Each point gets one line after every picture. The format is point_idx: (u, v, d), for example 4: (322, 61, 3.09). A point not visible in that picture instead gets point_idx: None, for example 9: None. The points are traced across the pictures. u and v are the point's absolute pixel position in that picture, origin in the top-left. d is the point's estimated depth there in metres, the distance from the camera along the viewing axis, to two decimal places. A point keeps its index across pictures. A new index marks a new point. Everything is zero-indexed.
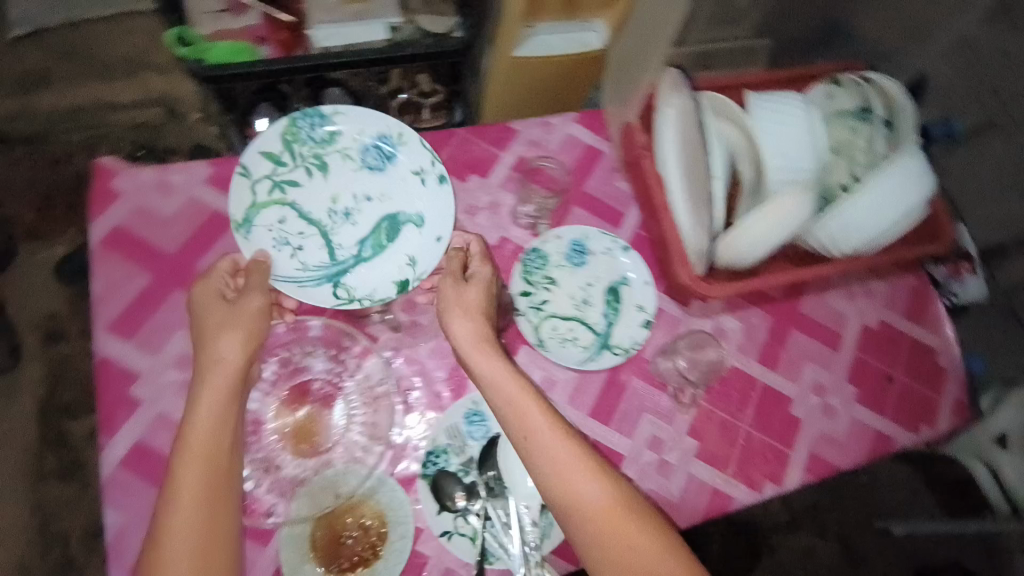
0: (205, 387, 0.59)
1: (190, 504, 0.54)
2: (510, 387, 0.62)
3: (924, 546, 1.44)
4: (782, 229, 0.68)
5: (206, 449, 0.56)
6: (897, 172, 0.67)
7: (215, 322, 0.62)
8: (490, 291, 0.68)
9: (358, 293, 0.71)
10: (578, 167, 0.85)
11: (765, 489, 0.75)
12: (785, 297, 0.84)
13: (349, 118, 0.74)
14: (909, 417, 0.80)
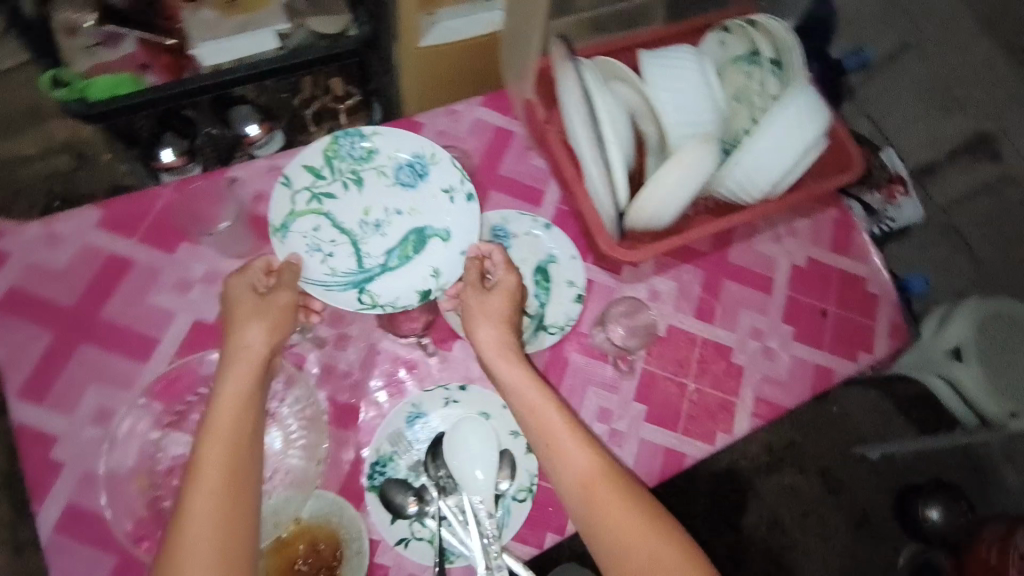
0: (234, 372, 0.60)
1: (208, 495, 0.55)
2: (532, 391, 0.65)
3: (903, 465, 1.51)
4: (688, 185, 0.68)
5: (231, 440, 0.57)
6: (790, 111, 0.67)
7: (243, 312, 0.63)
8: (515, 296, 0.69)
9: (381, 300, 0.72)
10: (490, 151, 0.82)
11: (717, 440, 0.76)
12: (713, 249, 0.85)
13: (387, 138, 0.76)
14: (847, 346, 0.82)
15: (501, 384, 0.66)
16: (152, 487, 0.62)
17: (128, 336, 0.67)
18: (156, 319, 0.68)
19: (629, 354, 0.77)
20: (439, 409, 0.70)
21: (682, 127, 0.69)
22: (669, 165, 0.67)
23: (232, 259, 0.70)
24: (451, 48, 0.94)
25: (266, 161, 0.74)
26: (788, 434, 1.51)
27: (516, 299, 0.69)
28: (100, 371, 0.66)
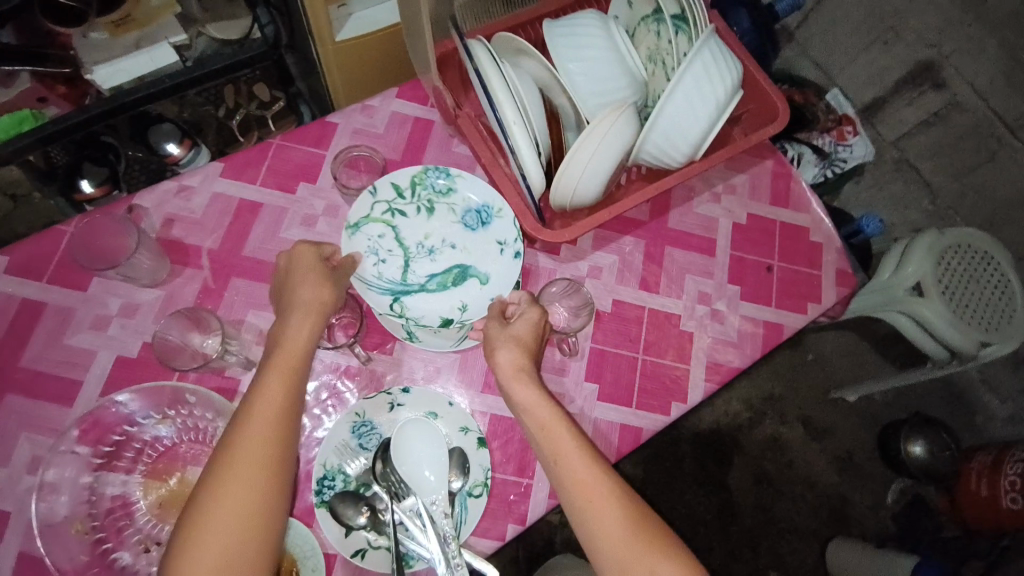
0: (299, 318, 0.62)
1: (261, 432, 0.55)
2: (543, 411, 0.62)
3: (883, 403, 1.52)
4: (608, 155, 0.66)
5: (291, 382, 0.59)
6: (697, 64, 0.65)
7: (304, 267, 0.64)
8: (539, 329, 0.67)
9: (410, 313, 0.72)
10: (410, 143, 0.79)
11: (674, 410, 0.75)
12: (653, 216, 0.83)
13: (472, 181, 0.75)
14: (794, 300, 0.82)
15: (515, 405, 0.64)
16: (89, 531, 0.59)
17: (51, 380, 0.64)
18: (78, 359, 0.65)
19: (573, 337, 0.75)
20: (385, 414, 0.68)
21: (593, 96, 0.68)
22: (583, 138, 0.64)
23: (152, 287, 0.69)
24: (372, 38, 0.86)
25: (174, 184, 0.73)
26: (766, 387, 1.52)
27: (540, 330, 0.67)
28: (26, 419, 0.63)
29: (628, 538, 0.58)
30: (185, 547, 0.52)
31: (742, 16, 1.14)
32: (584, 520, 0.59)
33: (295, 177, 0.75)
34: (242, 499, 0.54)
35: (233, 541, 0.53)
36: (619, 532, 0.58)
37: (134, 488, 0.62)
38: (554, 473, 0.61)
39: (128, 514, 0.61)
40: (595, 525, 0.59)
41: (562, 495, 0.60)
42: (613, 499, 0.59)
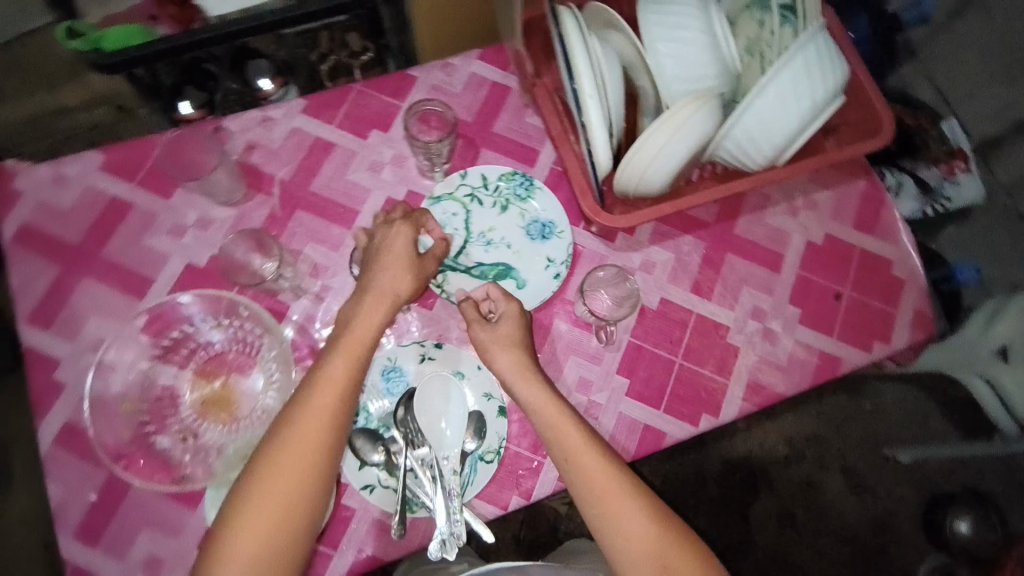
0: (377, 303, 0.62)
1: (320, 412, 0.57)
2: (552, 411, 0.62)
3: (935, 470, 1.41)
4: (683, 144, 0.64)
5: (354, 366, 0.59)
6: (797, 62, 0.62)
7: (397, 253, 0.64)
8: (522, 319, 0.66)
9: (448, 287, 0.72)
10: (484, 107, 0.79)
11: (703, 422, 0.72)
12: (720, 219, 0.79)
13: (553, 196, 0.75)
14: (861, 336, 0.76)
15: (523, 403, 0.63)
16: (138, 411, 0.65)
17: (126, 273, 0.70)
18: (150, 259, 0.70)
19: (612, 327, 0.73)
20: (415, 364, 0.69)
21: (678, 81, 0.65)
22: (661, 123, 0.62)
23: (224, 205, 0.73)
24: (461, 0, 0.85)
25: (259, 114, 0.76)
26: (810, 427, 1.44)
27: (523, 321, 0.66)
28: (99, 303, 0.69)
29: (645, 533, 0.58)
30: (241, 516, 0.54)
31: (861, 23, 1.06)
32: (599, 515, 0.59)
33: (368, 123, 0.77)
34: (291, 472, 0.55)
35: (281, 520, 0.54)
36: (635, 527, 0.59)
37: (180, 383, 0.67)
38: (568, 472, 0.61)
39: (173, 406, 0.66)
40: (610, 524, 0.59)
41: (574, 491, 0.61)
42: (626, 495, 0.59)
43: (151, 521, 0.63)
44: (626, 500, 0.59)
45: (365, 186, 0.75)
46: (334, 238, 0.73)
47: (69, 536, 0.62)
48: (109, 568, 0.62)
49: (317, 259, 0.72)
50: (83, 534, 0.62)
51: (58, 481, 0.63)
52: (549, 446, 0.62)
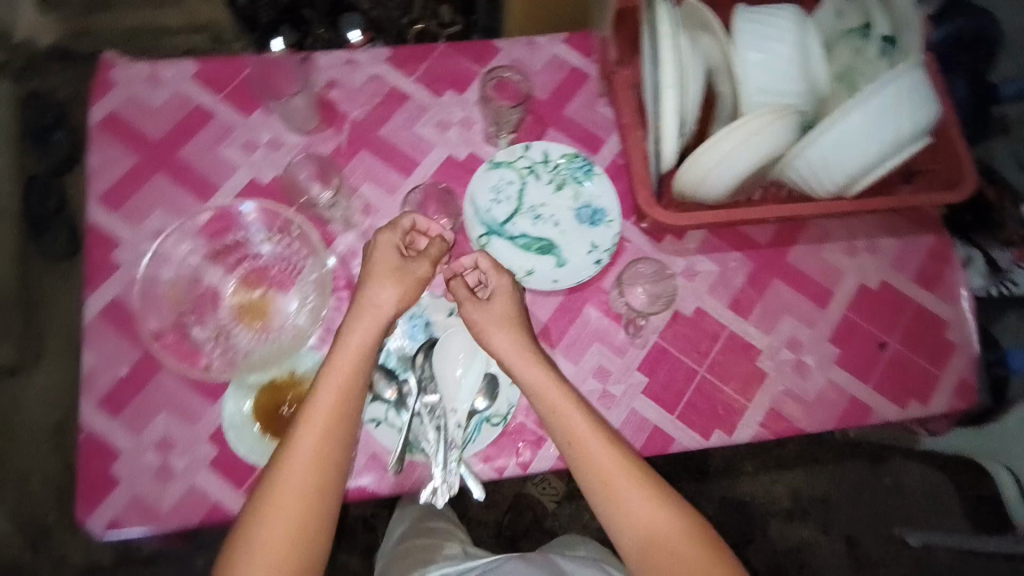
0: (361, 318, 0.61)
1: (314, 439, 0.56)
2: (550, 392, 0.62)
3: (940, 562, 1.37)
4: (754, 152, 0.62)
5: (346, 393, 0.58)
6: (888, 92, 0.60)
7: (380, 264, 0.63)
8: (513, 293, 0.66)
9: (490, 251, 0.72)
10: (559, 89, 0.79)
11: (714, 438, 0.70)
12: (773, 243, 0.77)
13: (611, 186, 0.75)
14: (898, 391, 0.73)
15: (523, 385, 0.62)
16: (183, 300, 0.69)
17: (195, 176, 0.73)
18: (219, 168, 0.74)
19: (643, 319, 0.73)
20: (442, 317, 0.71)
21: (761, 91, 0.64)
22: (736, 127, 0.61)
23: (296, 133, 0.76)
24: None
25: (345, 55, 0.78)
26: (822, 488, 1.40)
27: (516, 296, 0.66)
28: (165, 198, 0.72)
29: (640, 509, 0.59)
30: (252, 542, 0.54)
31: (960, 83, 1.03)
32: (596, 490, 0.60)
33: (445, 83, 0.79)
34: (289, 503, 0.54)
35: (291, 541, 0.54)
36: (629, 500, 0.59)
37: (223, 286, 0.70)
38: (565, 448, 0.61)
39: (213, 307, 0.70)
40: (606, 500, 0.60)
41: (574, 467, 0.62)
42: (622, 469, 0.60)
43: (172, 405, 0.67)
44: (623, 477, 0.60)
45: (430, 140, 0.77)
46: (391, 183, 0.75)
47: (95, 401, 0.66)
48: (124, 440, 0.66)
49: (371, 199, 0.74)
50: (106, 403, 0.66)
51: (97, 350, 0.67)
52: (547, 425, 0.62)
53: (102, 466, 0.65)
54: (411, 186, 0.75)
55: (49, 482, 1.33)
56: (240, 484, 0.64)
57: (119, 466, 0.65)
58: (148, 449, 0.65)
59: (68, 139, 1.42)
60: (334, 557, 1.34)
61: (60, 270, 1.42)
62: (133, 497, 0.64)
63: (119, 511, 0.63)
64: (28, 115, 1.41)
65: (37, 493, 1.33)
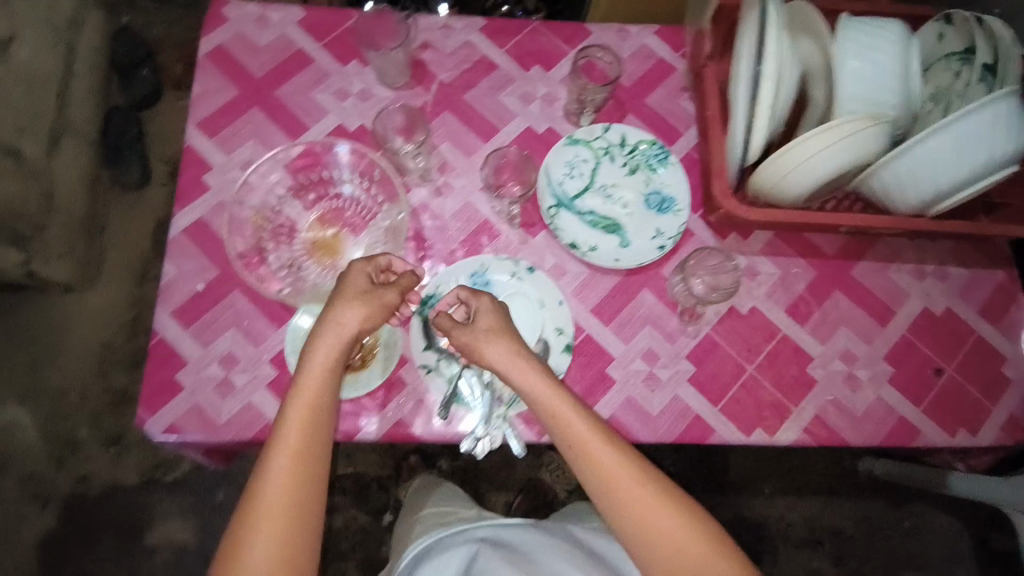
0: (325, 339, 0.59)
1: (288, 458, 0.56)
2: (551, 399, 0.61)
3: None
4: (837, 157, 0.63)
5: (317, 406, 0.58)
6: (986, 114, 0.60)
7: (350, 287, 0.62)
8: (496, 309, 0.65)
9: (558, 223, 0.74)
10: (644, 78, 0.81)
11: (755, 435, 0.71)
12: (839, 255, 0.76)
13: (684, 178, 0.76)
14: (946, 417, 0.72)
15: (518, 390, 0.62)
16: (263, 231, 0.72)
17: (289, 115, 0.77)
18: (312, 111, 0.77)
19: (699, 307, 0.74)
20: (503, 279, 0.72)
21: (855, 99, 0.64)
22: (824, 130, 0.62)
23: (387, 87, 0.79)
24: None
25: (442, 20, 0.81)
26: (839, 522, 1.38)
27: (501, 313, 0.65)
28: (259, 132, 0.76)
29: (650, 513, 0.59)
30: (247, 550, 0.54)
31: None
32: (605, 495, 0.60)
33: (534, 58, 0.81)
34: (279, 512, 0.55)
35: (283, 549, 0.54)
36: (640, 503, 0.59)
37: (301, 220, 0.74)
38: (571, 454, 0.61)
39: (289, 239, 0.73)
40: (616, 504, 0.60)
41: (581, 475, 0.61)
42: (630, 472, 0.60)
43: (239, 326, 0.70)
44: (632, 481, 0.59)
45: (512, 110, 0.79)
46: (469, 145, 0.77)
47: (168, 311, 0.69)
48: (192, 351, 0.68)
49: (450, 159, 0.77)
50: (180, 314, 0.69)
51: (177, 262, 0.71)
52: (551, 431, 0.62)
53: (168, 372, 0.67)
54: (489, 152, 0.77)
55: (88, 397, 1.38)
56: None
57: (185, 374, 0.68)
58: (214, 361, 0.68)
59: (153, 79, 1.50)
60: (344, 512, 1.38)
61: (127, 199, 1.49)
62: (195, 404, 0.67)
63: (181, 414, 0.66)
64: (119, 50, 1.48)
65: (73, 408, 1.37)
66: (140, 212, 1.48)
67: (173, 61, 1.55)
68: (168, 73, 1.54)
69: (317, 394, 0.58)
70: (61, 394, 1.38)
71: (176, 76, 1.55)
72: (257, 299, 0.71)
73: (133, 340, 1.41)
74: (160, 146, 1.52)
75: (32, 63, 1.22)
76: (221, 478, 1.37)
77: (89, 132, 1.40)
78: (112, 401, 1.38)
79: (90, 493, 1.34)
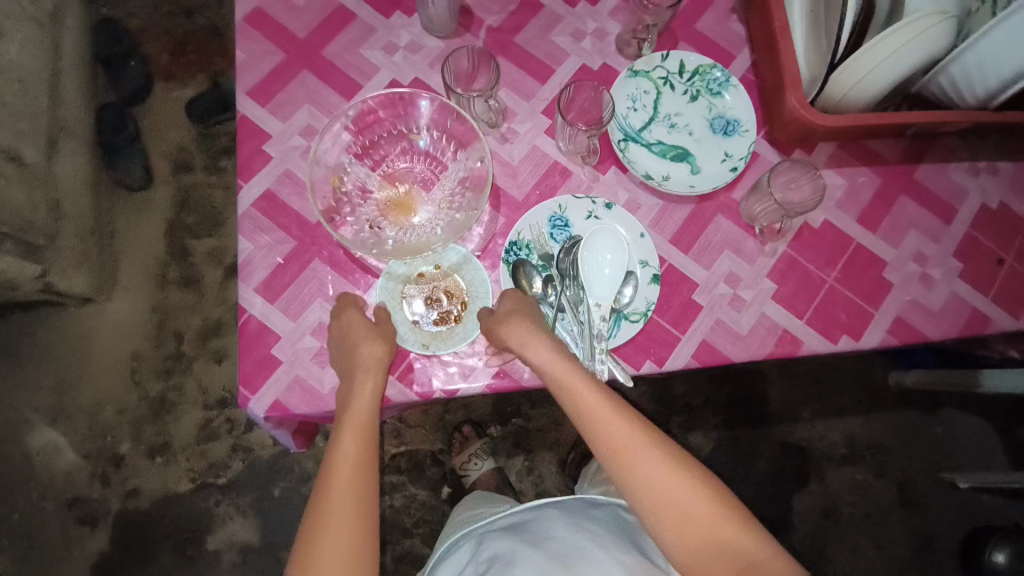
0: (362, 373, 0.61)
1: (348, 486, 0.59)
2: (570, 382, 0.62)
3: (987, 506, 1.42)
4: (910, 56, 0.64)
5: (365, 433, 0.61)
6: None
7: (356, 332, 0.63)
8: (524, 301, 0.66)
9: (629, 156, 0.74)
10: (691, 4, 0.80)
11: (841, 342, 0.73)
12: (900, 161, 0.78)
13: (746, 98, 0.76)
14: (1015, 304, 0.75)
15: (539, 371, 0.63)
16: (341, 190, 0.70)
17: (341, 75, 0.74)
18: (364, 69, 0.75)
19: (780, 224, 0.75)
20: (581, 219, 0.72)
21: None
22: (896, 31, 0.63)
23: (436, 37, 0.76)
24: None
25: None
26: (875, 434, 1.44)
27: (526, 304, 0.66)
28: (312, 95, 0.73)
29: (669, 489, 0.60)
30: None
31: None
32: (626, 474, 0.61)
33: None
34: (339, 543, 0.57)
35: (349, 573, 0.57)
36: (671, 486, 0.60)
37: (371, 181, 0.72)
38: (593, 434, 0.62)
39: (362, 200, 0.71)
40: (634, 483, 0.61)
41: (603, 454, 0.62)
42: (649, 451, 0.61)
43: (326, 294, 0.69)
44: (650, 455, 0.61)
45: (565, 49, 0.78)
46: (528, 89, 0.76)
47: (253, 287, 0.68)
48: (283, 325, 0.67)
49: (512, 105, 0.75)
50: (265, 289, 0.68)
51: (254, 236, 0.69)
52: (578, 419, 0.63)
53: (262, 348, 0.66)
54: (549, 93, 0.76)
55: (124, 411, 1.33)
56: (396, 371, 0.67)
57: (280, 348, 0.66)
58: (307, 334, 0.67)
59: (142, 69, 1.45)
60: (403, 490, 1.38)
61: (133, 202, 1.41)
62: (297, 377, 0.66)
63: (283, 390, 0.65)
64: (103, 43, 1.40)
65: (111, 421, 1.32)
66: (147, 213, 1.41)
67: (159, 50, 1.47)
68: (156, 62, 1.47)
69: (360, 423, 0.61)
70: (96, 410, 1.32)
71: (165, 66, 1.47)
72: (339, 266, 0.69)
73: (162, 346, 1.35)
74: (158, 141, 1.44)
75: (20, 62, 1.13)
76: (275, 471, 1.34)
77: (84, 132, 1.33)
78: (150, 409, 1.33)
79: (144, 504, 1.30)
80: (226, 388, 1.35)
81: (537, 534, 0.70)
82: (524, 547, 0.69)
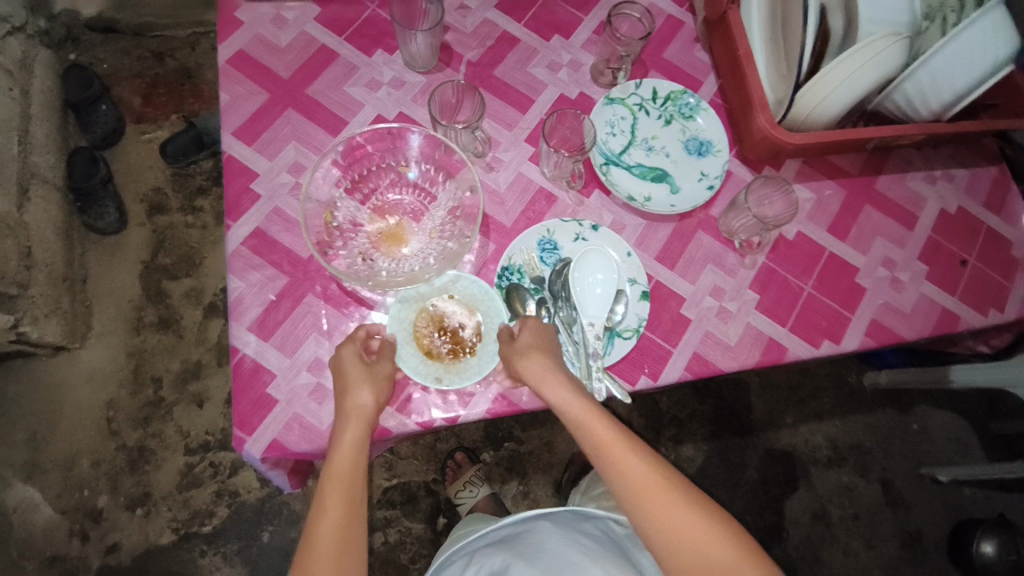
0: (347, 431, 0.61)
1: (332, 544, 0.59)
2: (585, 419, 0.63)
3: (970, 500, 1.46)
4: (870, 74, 0.69)
5: (351, 489, 0.61)
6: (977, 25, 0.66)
7: (350, 377, 0.62)
8: (541, 330, 0.67)
9: (613, 180, 0.77)
10: (659, 34, 0.85)
11: (823, 347, 0.76)
12: (861, 172, 0.84)
13: (716, 121, 0.81)
14: (979, 301, 0.80)
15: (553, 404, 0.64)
16: (333, 224, 0.70)
17: (325, 112, 0.76)
18: (349, 105, 0.76)
19: (758, 238, 0.79)
20: (570, 242, 0.74)
21: (873, 21, 0.70)
22: (852, 53, 0.68)
23: (417, 72, 0.79)
24: None
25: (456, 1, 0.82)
26: (858, 436, 1.48)
27: (545, 333, 0.67)
28: (299, 133, 0.74)
29: (679, 522, 0.60)
30: None
31: None
32: (641, 510, 0.61)
33: (553, 28, 0.83)
34: None
35: None
36: (677, 519, 0.61)
37: (360, 215, 0.73)
38: (598, 465, 0.64)
39: (353, 233, 0.71)
40: (647, 517, 0.61)
41: (608, 482, 0.63)
42: (653, 481, 0.62)
43: (320, 329, 0.68)
44: (656, 487, 0.62)
45: (543, 80, 0.81)
46: (509, 119, 0.79)
47: (245, 325, 0.67)
48: (278, 362, 0.67)
49: (495, 136, 0.78)
50: (259, 327, 0.67)
51: (244, 273, 0.69)
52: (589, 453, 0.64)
53: (258, 388, 0.65)
54: (530, 122, 0.79)
55: (100, 462, 1.27)
56: (395, 402, 0.67)
57: (277, 386, 0.66)
58: (303, 369, 0.67)
59: (114, 112, 1.40)
60: (397, 524, 1.35)
61: (105, 245, 1.38)
62: (295, 415, 0.65)
63: (281, 429, 0.64)
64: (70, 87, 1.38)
65: (87, 474, 1.26)
66: (120, 255, 1.38)
67: (130, 93, 1.46)
68: (128, 105, 1.46)
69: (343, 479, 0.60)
70: (70, 463, 1.26)
71: (137, 109, 1.46)
72: (332, 300, 0.70)
73: (139, 392, 1.31)
74: (130, 183, 1.43)
75: None
76: (263, 513, 1.29)
77: (54, 176, 1.31)
78: (128, 458, 1.28)
79: (124, 560, 1.24)
80: (208, 432, 1.31)
81: (530, 547, 0.70)
82: (517, 560, 0.68)
